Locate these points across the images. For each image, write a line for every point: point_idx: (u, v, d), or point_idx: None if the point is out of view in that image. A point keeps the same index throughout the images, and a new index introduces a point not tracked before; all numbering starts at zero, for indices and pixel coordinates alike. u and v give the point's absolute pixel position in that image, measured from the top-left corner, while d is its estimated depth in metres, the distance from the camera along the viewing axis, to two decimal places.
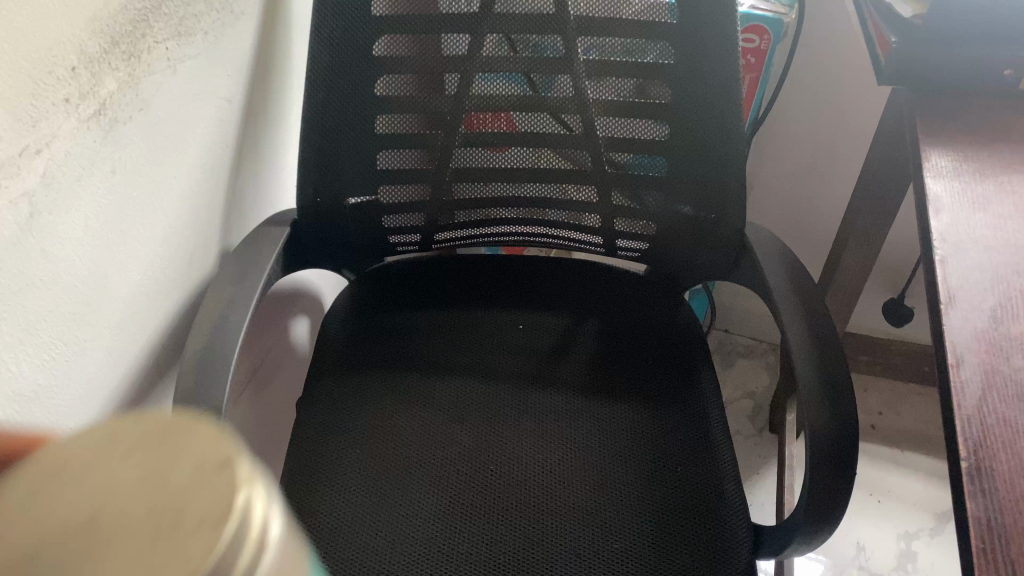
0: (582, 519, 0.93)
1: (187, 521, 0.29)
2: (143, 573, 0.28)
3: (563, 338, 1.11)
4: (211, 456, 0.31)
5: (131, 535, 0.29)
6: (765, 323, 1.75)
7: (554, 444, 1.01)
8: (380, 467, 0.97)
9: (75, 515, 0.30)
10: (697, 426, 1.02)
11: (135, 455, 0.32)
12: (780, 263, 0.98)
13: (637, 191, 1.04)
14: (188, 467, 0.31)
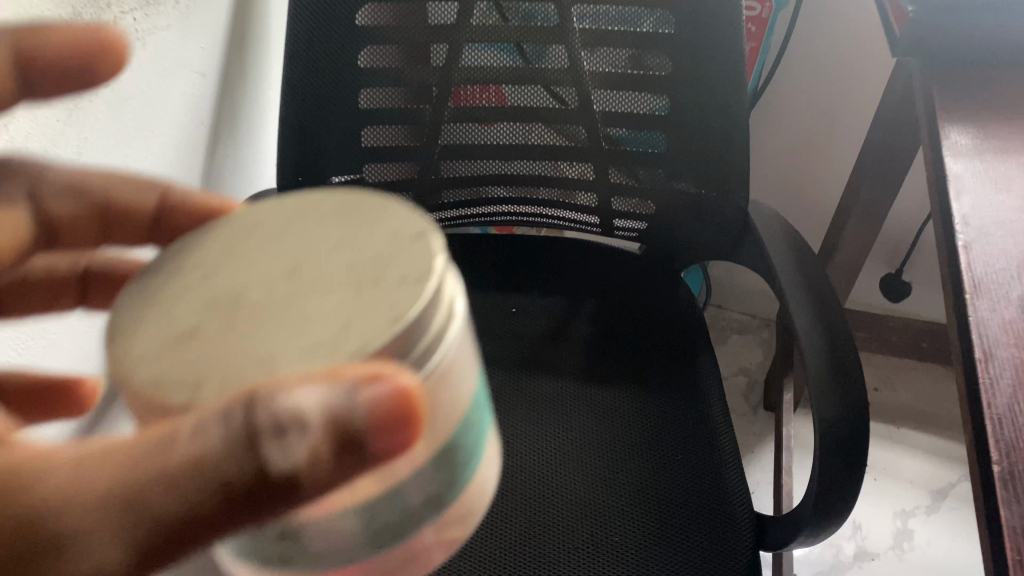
0: (580, 511, 0.89)
1: (386, 280, 0.38)
2: (355, 311, 0.37)
3: (557, 319, 1.07)
4: (407, 229, 0.41)
5: (338, 284, 0.39)
6: (759, 299, 1.72)
7: (549, 432, 0.97)
8: None
9: (291, 260, 0.41)
10: (698, 413, 0.99)
11: (334, 222, 0.43)
12: (785, 244, 0.94)
13: (637, 168, 0.99)
14: (383, 235, 0.41)
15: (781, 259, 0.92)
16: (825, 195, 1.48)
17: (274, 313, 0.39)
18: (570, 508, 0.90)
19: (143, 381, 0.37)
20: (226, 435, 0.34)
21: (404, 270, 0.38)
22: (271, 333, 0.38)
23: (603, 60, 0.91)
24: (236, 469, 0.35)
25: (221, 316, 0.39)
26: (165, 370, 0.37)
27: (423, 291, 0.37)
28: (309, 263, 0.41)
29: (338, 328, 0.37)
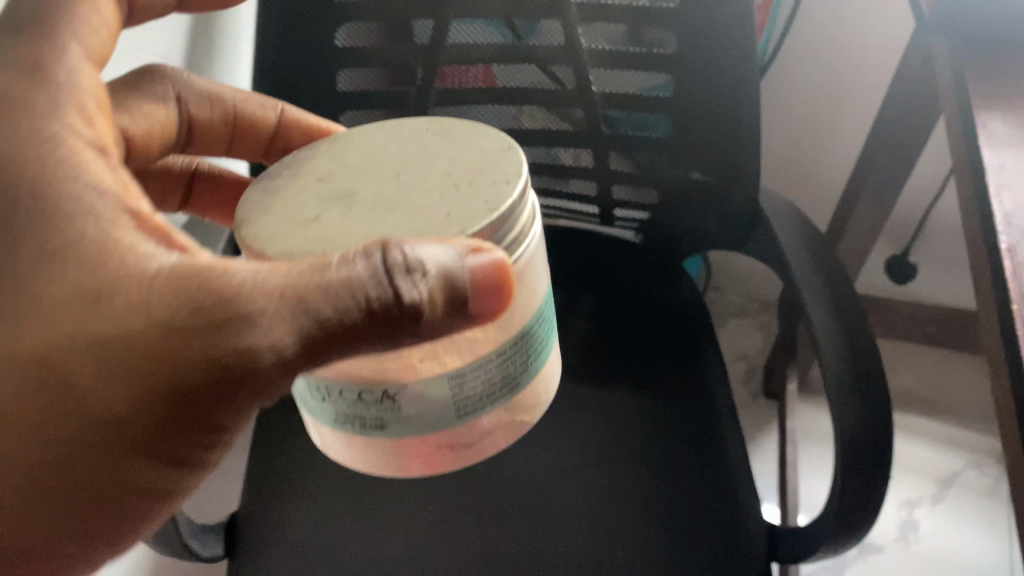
0: (577, 529, 0.84)
1: (478, 180, 0.50)
2: (455, 202, 0.49)
3: (553, 315, 1.01)
4: (491, 145, 0.53)
5: (437, 182, 0.50)
6: (759, 280, 1.66)
7: (544, 441, 0.92)
8: (351, 480, 0.88)
9: (394, 167, 0.52)
10: (704, 414, 0.93)
11: (429, 138, 0.55)
12: (800, 236, 0.88)
13: (639, 154, 0.92)
14: (469, 150, 0.53)
15: (797, 250, 0.86)
16: (828, 175, 1.42)
17: (393, 210, 0.49)
18: (566, 524, 0.85)
19: (281, 250, 0.48)
20: (371, 267, 0.44)
21: (499, 175, 0.50)
22: (389, 215, 0.49)
23: (600, 35, 0.82)
24: (375, 291, 0.44)
25: (344, 206, 0.50)
26: (298, 244, 0.48)
27: (512, 189, 0.49)
28: (409, 170, 0.52)
29: (443, 216, 0.48)
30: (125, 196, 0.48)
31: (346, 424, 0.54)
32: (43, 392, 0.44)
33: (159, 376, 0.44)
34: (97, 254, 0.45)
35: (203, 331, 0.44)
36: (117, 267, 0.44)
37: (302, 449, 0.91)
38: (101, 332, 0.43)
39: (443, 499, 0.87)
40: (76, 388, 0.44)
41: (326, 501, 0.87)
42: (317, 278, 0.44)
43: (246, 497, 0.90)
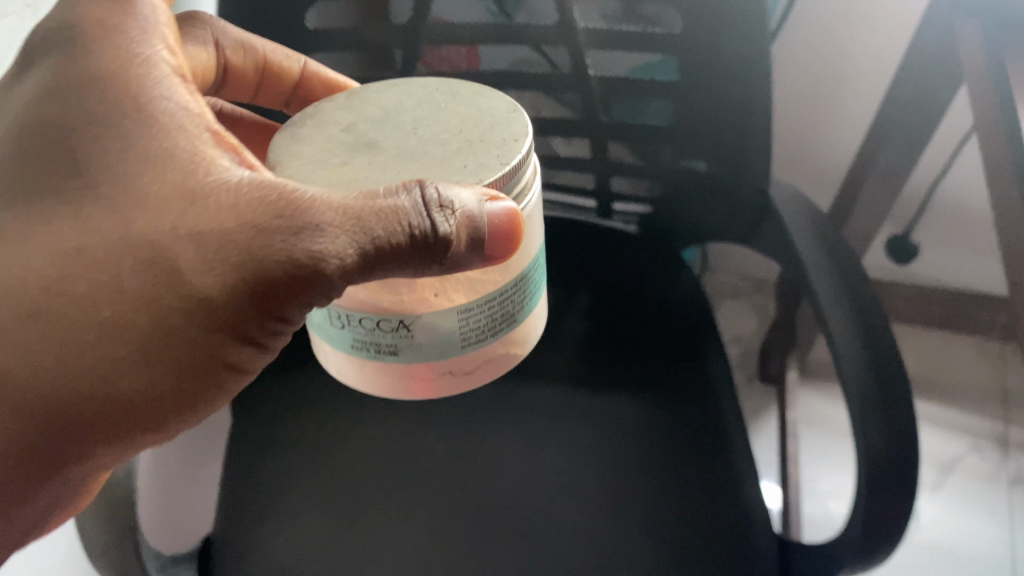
0: (580, 557, 0.78)
1: (489, 140, 0.53)
2: (465, 161, 0.52)
3: (549, 315, 0.95)
4: (502, 107, 0.55)
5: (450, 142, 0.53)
6: (753, 261, 1.60)
7: (542, 455, 0.86)
8: (334, 501, 0.82)
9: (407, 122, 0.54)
10: (712, 421, 0.87)
11: (441, 97, 0.56)
12: (813, 234, 0.81)
13: (640, 145, 0.85)
14: (486, 110, 0.55)
15: (813, 250, 0.79)
16: (829, 155, 1.36)
17: (415, 158, 0.52)
18: (567, 552, 0.79)
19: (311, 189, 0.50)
20: (411, 200, 0.48)
21: (506, 134, 0.53)
22: (403, 166, 0.51)
23: (593, 13, 0.74)
24: (412, 223, 0.47)
25: (360, 158, 0.52)
26: (322, 183, 0.50)
27: (521, 147, 0.52)
28: (423, 125, 0.54)
29: (460, 167, 0.51)
30: (201, 117, 0.52)
31: (362, 351, 0.59)
32: (136, 276, 0.48)
33: (235, 273, 0.48)
34: (182, 166, 0.49)
35: (271, 237, 0.48)
36: (197, 179, 0.49)
37: (281, 469, 0.84)
38: (189, 228, 0.48)
39: (433, 521, 0.80)
40: (175, 270, 0.48)
41: (306, 524, 0.80)
42: (369, 203, 0.48)
43: (219, 520, 0.83)
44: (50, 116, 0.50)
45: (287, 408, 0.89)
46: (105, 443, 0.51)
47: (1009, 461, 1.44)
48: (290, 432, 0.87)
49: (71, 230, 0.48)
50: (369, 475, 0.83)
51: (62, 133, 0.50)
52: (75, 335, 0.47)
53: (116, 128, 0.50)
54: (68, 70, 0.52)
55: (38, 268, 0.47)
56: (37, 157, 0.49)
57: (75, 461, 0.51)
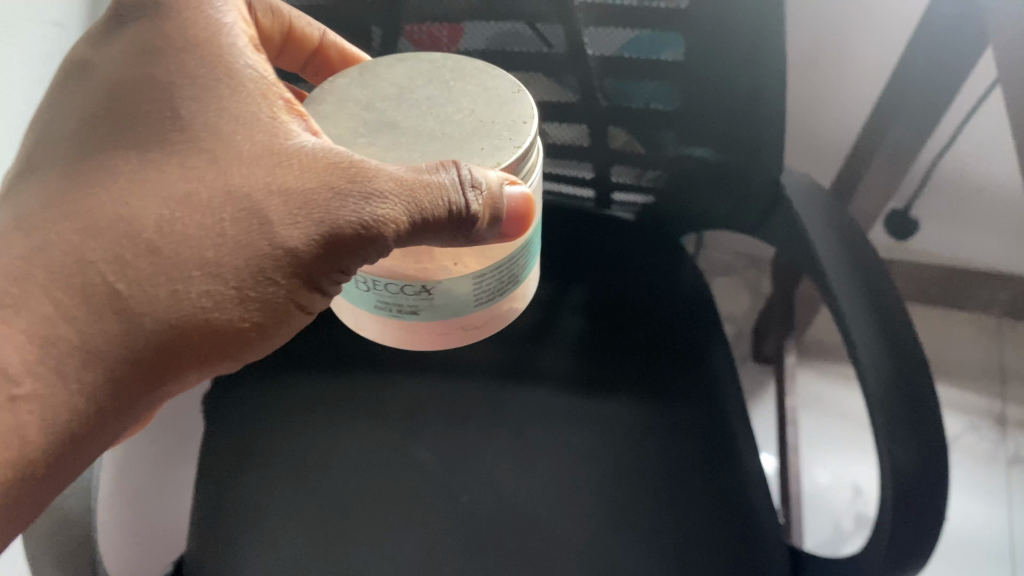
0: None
1: (499, 122, 0.55)
2: (480, 144, 0.54)
3: (545, 310, 0.88)
4: (507, 87, 0.57)
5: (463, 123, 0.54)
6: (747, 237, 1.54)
7: (541, 467, 0.80)
8: (317, 522, 0.75)
9: (421, 99, 0.55)
10: (720, 428, 0.82)
11: (450, 75, 0.57)
12: (829, 226, 0.75)
13: (643, 131, 0.78)
14: (494, 90, 0.56)
15: (828, 249, 0.73)
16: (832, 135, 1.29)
17: (436, 138, 0.54)
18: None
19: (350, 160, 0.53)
20: (452, 176, 0.51)
21: (516, 115, 0.55)
22: (424, 148, 0.53)
23: None
24: (450, 200, 0.50)
25: (387, 136, 0.54)
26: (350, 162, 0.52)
27: (530, 129, 0.55)
28: (435, 103, 0.55)
29: (478, 149, 0.53)
30: (272, 81, 0.54)
31: (383, 311, 0.62)
32: (234, 220, 0.51)
33: (315, 229, 0.51)
34: (255, 132, 0.52)
35: (339, 201, 0.51)
36: (270, 142, 0.52)
37: (258, 485, 0.77)
38: (273, 185, 0.51)
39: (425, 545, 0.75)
40: (262, 218, 0.51)
41: (288, 551, 0.74)
42: (418, 176, 0.51)
43: (192, 543, 0.76)
44: (141, 78, 0.53)
45: (262, 415, 0.82)
46: (174, 377, 0.53)
47: (1008, 441, 1.41)
48: (266, 444, 0.80)
49: (171, 177, 0.51)
50: (355, 492, 0.77)
51: (152, 92, 0.52)
52: (178, 274, 0.50)
53: (204, 86, 0.53)
54: (159, 33, 0.54)
55: (140, 211, 0.50)
56: (133, 106, 0.52)
57: (162, 391, 0.54)
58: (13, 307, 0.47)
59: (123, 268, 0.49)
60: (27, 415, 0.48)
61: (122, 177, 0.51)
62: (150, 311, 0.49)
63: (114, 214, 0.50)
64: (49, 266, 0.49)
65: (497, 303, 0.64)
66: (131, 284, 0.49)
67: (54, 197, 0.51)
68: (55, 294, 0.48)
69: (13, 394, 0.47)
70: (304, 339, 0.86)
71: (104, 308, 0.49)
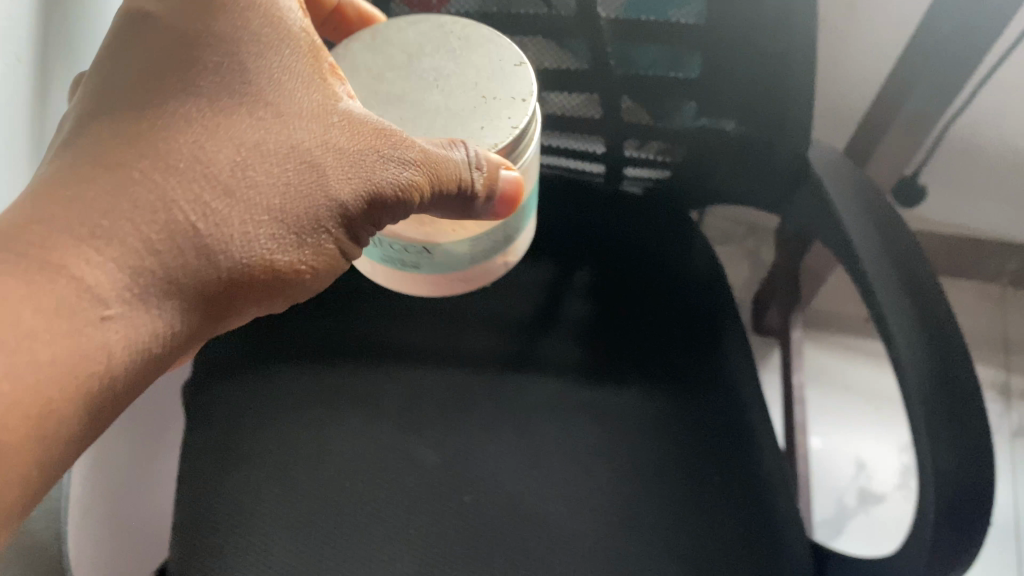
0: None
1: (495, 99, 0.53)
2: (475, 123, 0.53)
3: (549, 292, 0.83)
4: (511, 57, 0.55)
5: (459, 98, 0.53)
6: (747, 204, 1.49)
7: (549, 464, 0.75)
8: (311, 527, 0.70)
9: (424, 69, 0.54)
10: (737, 419, 0.77)
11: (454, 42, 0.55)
12: (860, 200, 0.69)
13: (658, 101, 0.72)
14: (496, 63, 0.54)
15: (859, 230, 0.67)
16: (846, 99, 1.22)
17: (438, 116, 0.53)
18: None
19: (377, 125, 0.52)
20: (464, 155, 0.51)
21: (514, 92, 0.53)
22: (426, 125, 0.53)
23: None
24: (460, 176, 0.50)
25: (403, 107, 0.54)
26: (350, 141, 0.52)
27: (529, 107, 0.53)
28: (437, 74, 0.54)
29: (476, 130, 0.53)
30: (318, 39, 0.53)
31: (386, 261, 0.63)
32: (296, 174, 0.50)
33: (364, 186, 0.51)
34: (300, 99, 0.51)
35: (378, 166, 0.51)
36: (314, 108, 0.51)
37: (244, 486, 0.71)
38: (328, 142, 0.50)
39: (429, 551, 0.69)
40: (321, 174, 0.50)
41: (278, 558, 0.68)
42: (441, 149, 0.51)
43: (172, 549, 0.70)
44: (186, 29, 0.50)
45: (246, 407, 0.75)
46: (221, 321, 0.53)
47: (1012, 412, 1.38)
48: (253, 440, 0.74)
49: (227, 128, 0.49)
50: (351, 493, 0.71)
51: (193, 45, 0.49)
52: (248, 221, 0.49)
53: (263, 42, 0.50)
54: None
55: (212, 155, 0.48)
56: (180, 51, 0.49)
57: (218, 326, 0.53)
58: (102, 238, 0.45)
59: (202, 208, 0.47)
60: (114, 339, 0.46)
61: (183, 121, 0.48)
62: (226, 252, 0.49)
63: (185, 159, 0.47)
64: (135, 202, 0.46)
65: (491, 258, 0.67)
66: (210, 224, 0.48)
67: (104, 144, 0.47)
68: (137, 227, 0.46)
69: (104, 317, 0.46)
70: (293, 326, 0.79)
71: (186, 246, 0.47)
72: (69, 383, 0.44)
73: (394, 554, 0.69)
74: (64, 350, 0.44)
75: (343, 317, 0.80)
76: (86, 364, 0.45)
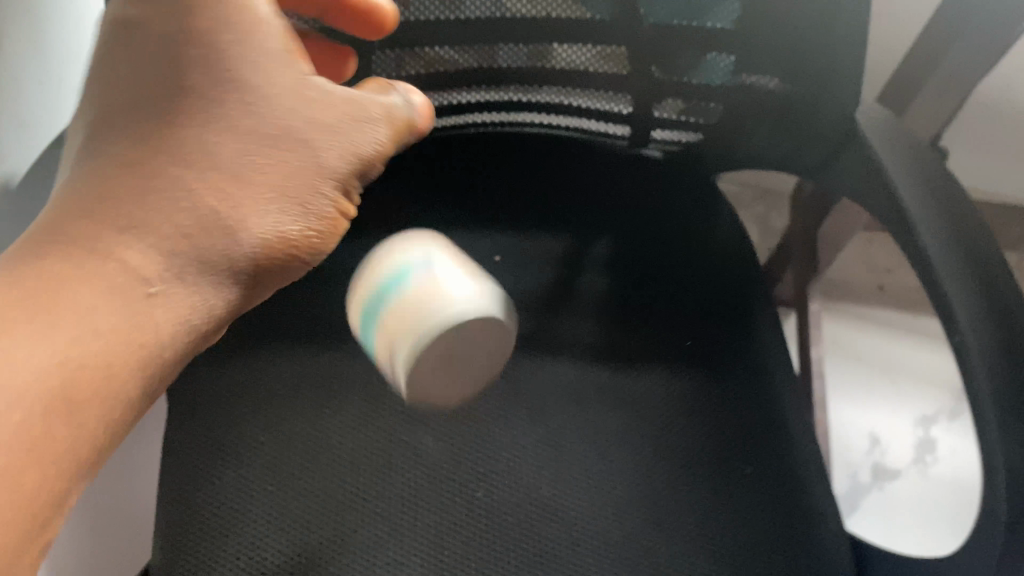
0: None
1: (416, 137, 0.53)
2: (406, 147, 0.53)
3: (561, 269, 0.76)
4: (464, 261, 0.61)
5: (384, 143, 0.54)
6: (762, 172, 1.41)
7: (568, 455, 0.68)
8: (310, 527, 0.63)
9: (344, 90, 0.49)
10: (768, 409, 0.72)
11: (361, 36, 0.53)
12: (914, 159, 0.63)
13: (690, 47, 0.65)
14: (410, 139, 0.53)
15: (917, 194, 0.60)
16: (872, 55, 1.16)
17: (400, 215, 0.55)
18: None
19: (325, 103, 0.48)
20: (400, 98, 0.51)
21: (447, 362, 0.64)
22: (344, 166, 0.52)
23: None
24: (409, 120, 0.51)
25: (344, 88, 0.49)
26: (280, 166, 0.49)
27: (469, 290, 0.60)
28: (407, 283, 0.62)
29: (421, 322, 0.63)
30: (286, 23, 0.48)
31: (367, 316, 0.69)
32: (280, 163, 0.47)
33: (350, 157, 0.49)
34: (276, 86, 0.47)
35: (354, 134, 0.48)
36: (279, 92, 0.47)
37: (236, 482, 0.64)
38: (293, 113, 0.47)
39: (441, 552, 0.63)
40: (312, 143, 0.47)
41: (275, 562, 0.61)
42: (382, 104, 0.50)
43: (155, 552, 0.63)
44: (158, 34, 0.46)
45: (237, 397, 0.68)
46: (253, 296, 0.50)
47: None
48: (244, 432, 0.67)
49: (212, 122, 0.46)
50: (353, 489, 0.65)
51: (169, 47, 0.46)
52: (256, 201, 0.46)
53: (239, 39, 0.46)
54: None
55: (216, 144, 0.46)
56: (164, 53, 0.46)
57: (252, 305, 0.51)
58: (129, 230, 0.45)
59: (216, 192, 0.46)
60: (161, 317, 0.46)
61: (181, 127, 0.45)
62: (243, 227, 0.46)
63: (196, 151, 0.45)
64: (139, 192, 0.45)
65: None
66: (225, 204, 0.46)
67: (124, 150, 0.46)
68: (160, 215, 0.45)
69: (151, 292, 0.45)
70: (286, 306, 0.72)
71: (209, 225, 0.46)
72: (126, 350, 0.44)
73: (403, 555, 0.62)
74: (116, 318, 0.44)
75: (340, 296, 0.73)
76: (140, 329, 0.45)
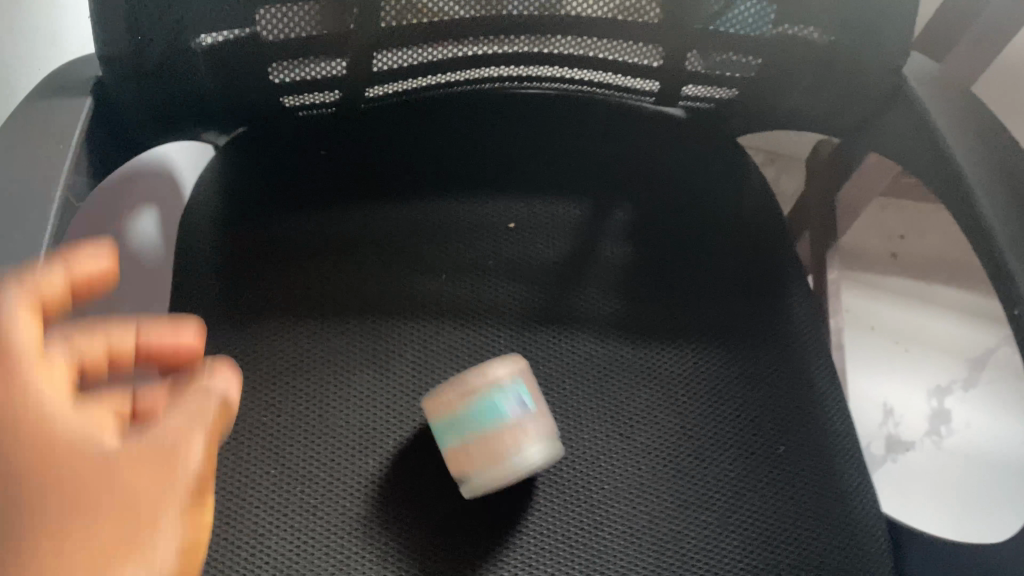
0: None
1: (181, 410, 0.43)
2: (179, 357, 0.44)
3: (580, 235, 0.71)
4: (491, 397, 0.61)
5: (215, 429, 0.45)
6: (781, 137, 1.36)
7: (592, 436, 0.64)
8: (317, 516, 0.58)
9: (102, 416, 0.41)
10: (800, 384, 0.68)
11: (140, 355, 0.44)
12: (968, 112, 0.58)
13: None
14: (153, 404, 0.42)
15: (973, 151, 0.56)
16: None
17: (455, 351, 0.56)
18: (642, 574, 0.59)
19: (151, 441, 0.41)
20: (211, 389, 0.45)
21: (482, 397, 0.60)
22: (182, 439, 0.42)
23: None
24: (212, 394, 0.45)
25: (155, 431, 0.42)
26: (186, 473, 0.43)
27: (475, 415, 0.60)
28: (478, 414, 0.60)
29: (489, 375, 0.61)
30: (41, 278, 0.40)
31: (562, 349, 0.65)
32: (58, 500, 0.37)
33: (145, 446, 0.41)
34: (35, 451, 0.38)
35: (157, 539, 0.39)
36: (48, 453, 0.38)
37: (235, 468, 0.60)
38: (46, 450, 0.38)
39: (459, 540, 0.58)
40: (68, 455, 0.38)
41: (280, 555, 0.57)
42: (192, 395, 0.44)
43: None
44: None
45: (234, 375, 0.63)
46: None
47: None
48: (243, 413, 0.62)
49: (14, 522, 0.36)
50: (361, 473, 0.60)
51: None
52: (59, 525, 0.37)
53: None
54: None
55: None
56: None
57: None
58: None
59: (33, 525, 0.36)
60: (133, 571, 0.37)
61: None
62: (66, 548, 0.36)
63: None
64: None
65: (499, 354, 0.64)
66: (53, 537, 0.36)
67: None
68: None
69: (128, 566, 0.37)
70: (285, 276, 0.67)
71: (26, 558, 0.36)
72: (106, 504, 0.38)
73: (418, 543, 0.58)
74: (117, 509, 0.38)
75: (343, 266, 0.68)
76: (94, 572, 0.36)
